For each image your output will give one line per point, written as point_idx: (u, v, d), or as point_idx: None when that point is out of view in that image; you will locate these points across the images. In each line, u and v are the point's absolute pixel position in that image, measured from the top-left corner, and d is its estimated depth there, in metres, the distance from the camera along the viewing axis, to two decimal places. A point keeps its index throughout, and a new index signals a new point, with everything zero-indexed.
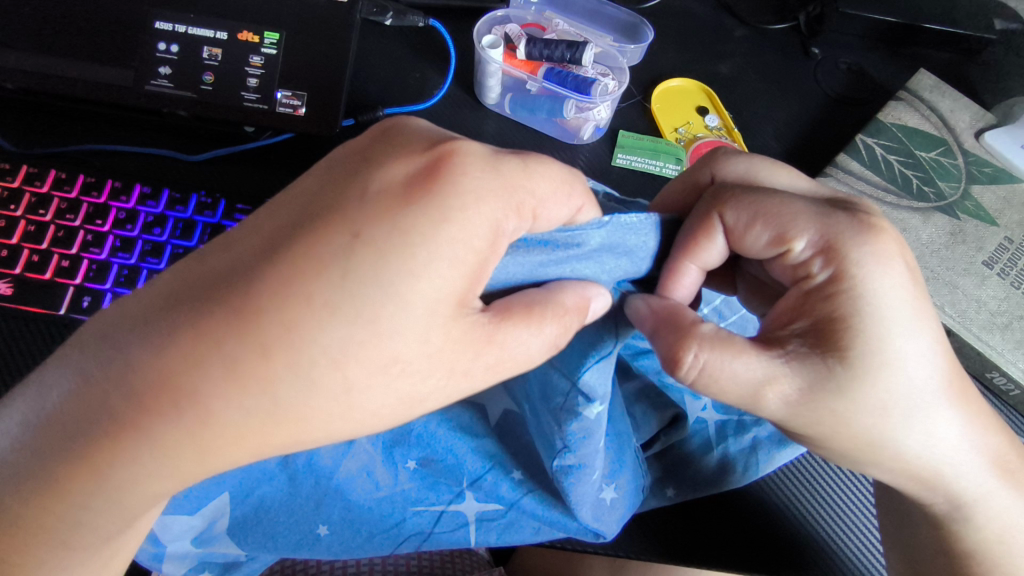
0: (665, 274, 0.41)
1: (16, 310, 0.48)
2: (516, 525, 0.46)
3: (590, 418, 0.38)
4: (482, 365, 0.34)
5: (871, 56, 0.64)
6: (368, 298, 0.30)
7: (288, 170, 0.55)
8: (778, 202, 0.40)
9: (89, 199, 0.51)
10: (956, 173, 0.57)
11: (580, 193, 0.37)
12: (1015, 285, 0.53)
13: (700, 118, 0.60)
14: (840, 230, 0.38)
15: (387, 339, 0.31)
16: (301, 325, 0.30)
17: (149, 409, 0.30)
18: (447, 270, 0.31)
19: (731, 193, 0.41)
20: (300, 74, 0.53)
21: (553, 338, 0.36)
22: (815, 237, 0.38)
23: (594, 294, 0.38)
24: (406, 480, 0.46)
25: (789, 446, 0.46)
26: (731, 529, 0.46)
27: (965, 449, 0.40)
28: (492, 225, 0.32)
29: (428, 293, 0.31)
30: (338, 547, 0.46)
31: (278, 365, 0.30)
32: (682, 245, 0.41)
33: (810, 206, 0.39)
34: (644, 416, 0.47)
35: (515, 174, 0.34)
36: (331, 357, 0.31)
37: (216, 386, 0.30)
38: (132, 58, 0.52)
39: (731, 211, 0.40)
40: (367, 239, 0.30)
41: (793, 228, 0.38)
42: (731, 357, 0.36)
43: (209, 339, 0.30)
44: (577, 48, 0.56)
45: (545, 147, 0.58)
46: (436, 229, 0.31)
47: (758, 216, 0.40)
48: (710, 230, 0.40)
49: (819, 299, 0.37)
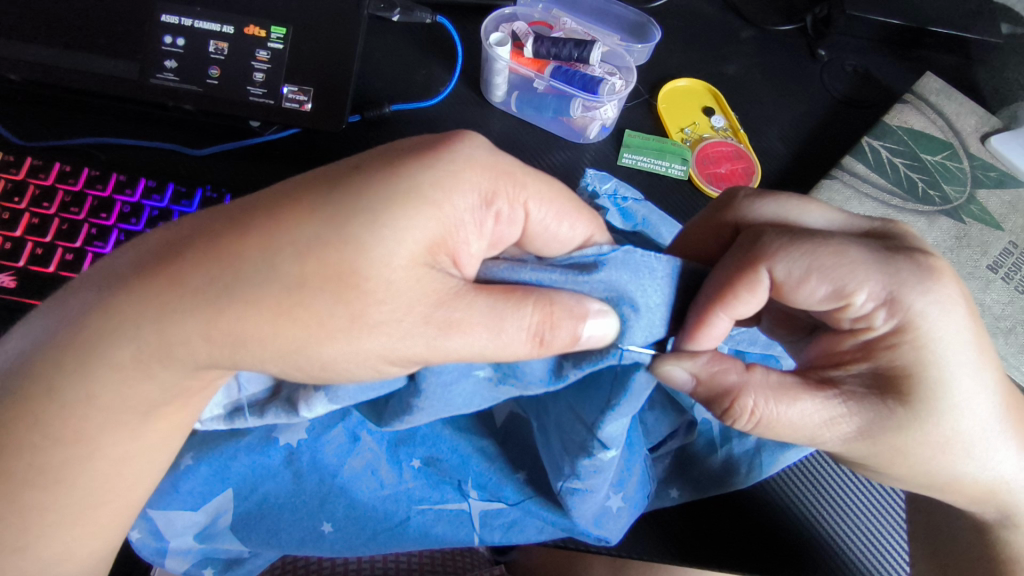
0: (692, 322, 0.38)
1: (18, 302, 0.47)
2: (519, 523, 0.46)
3: (603, 458, 0.38)
4: (437, 317, 0.34)
5: (878, 58, 0.64)
6: (348, 206, 0.33)
7: (294, 164, 0.55)
8: (832, 252, 0.37)
9: (93, 192, 0.51)
10: (961, 177, 0.58)
11: (586, 222, 0.40)
12: (1018, 289, 0.54)
13: (706, 119, 0.60)
14: (901, 282, 0.37)
15: (358, 251, 0.32)
16: (281, 230, 0.32)
17: (142, 300, 0.34)
18: (424, 211, 0.33)
19: (776, 243, 0.38)
20: (307, 68, 0.52)
21: (535, 325, 0.34)
22: (872, 293, 0.37)
23: (595, 311, 0.35)
24: (410, 480, 0.46)
25: (796, 447, 0.45)
26: (739, 531, 0.46)
27: (988, 463, 0.39)
28: (478, 185, 0.36)
29: (413, 223, 0.33)
30: (342, 544, 0.46)
31: (249, 249, 0.32)
32: (715, 293, 0.37)
33: (865, 252, 0.38)
34: (657, 421, 0.46)
35: (519, 171, 0.37)
36: (298, 247, 0.32)
37: (198, 267, 0.33)
38: (137, 50, 0.51)
39: (781, 264, 0.38)
40: (364, 168, 0.35)
41: (851, 282, 0.37)
42: (787, 404, 0.37)
43: (211, 229, 0.34)
44: (585, 47, 0.56)
45: (550, 145, 0.58)
46: (424, 168, 0.34)
47: (813, 270, 0.37)
48: (754, 284, 0.38)
49: (879, 350, 0.37)
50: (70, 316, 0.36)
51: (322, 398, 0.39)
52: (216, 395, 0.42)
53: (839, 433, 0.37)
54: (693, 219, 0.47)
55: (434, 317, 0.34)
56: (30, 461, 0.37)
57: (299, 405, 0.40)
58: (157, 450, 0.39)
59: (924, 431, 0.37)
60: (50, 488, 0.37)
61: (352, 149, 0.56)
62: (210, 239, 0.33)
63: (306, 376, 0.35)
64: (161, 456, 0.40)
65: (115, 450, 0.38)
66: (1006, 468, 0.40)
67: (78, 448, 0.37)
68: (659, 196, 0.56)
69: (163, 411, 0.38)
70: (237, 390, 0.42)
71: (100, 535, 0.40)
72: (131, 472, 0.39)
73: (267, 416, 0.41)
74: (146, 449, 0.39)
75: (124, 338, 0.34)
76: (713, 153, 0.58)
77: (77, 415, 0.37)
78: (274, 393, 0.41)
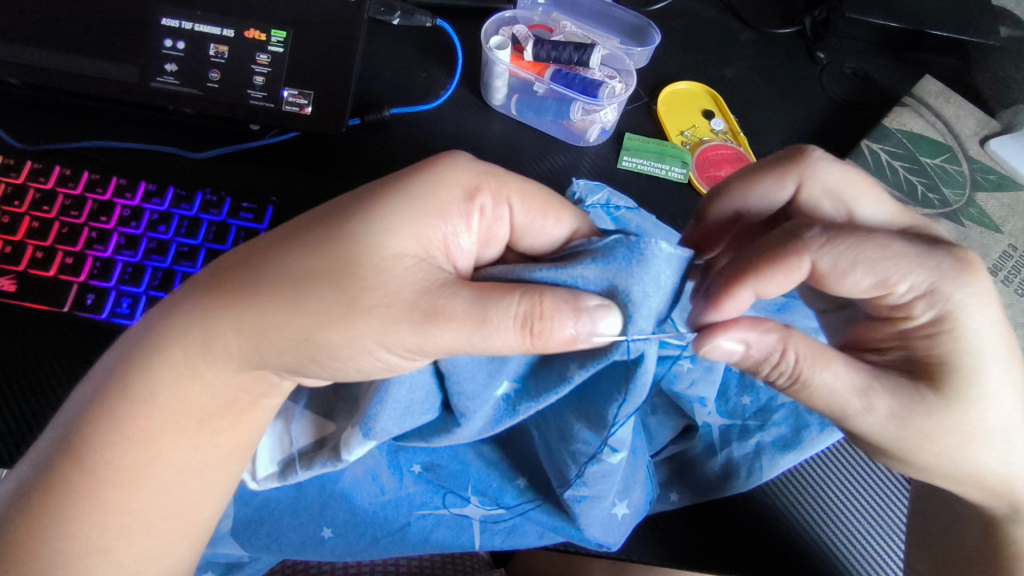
0: (720, 288, 0.38)
1: (15, 306, 0.47)
2: (522, 530, 0.46)
3: (611, 463, 0.39)
4: (423, 304, 0.35)
5: (877, 61, 0.64)
6: (347, 211, 0.37)
7: (298, 166, 0.55)
8: (879, 246, 0.37)
9: (94, 196, 0.51)
10: (961, 180, 0.58)
11: (571, 216, 0.41)
12: (1018, 292, 0.54)
13: (706, 122, 0.60)
14: (943, 274, 0.37)
15: (350, 245, 0.35)
16: (295, 233, 0.37)
17: (188, 299, 0.38)
18: (409, 209, 0.37)
19: (818, 233, 0.38)
20: (306, 72, 0.52)
21: (523, 316, 0.34)
22: (919, 281, 0.37)
23: (597, 308, 0.34)
24: (410, 485, 0.47)
25: (793, 451, 0.46)
26: (741, 538, 0.46)
27: (983, 464, 0.40)
28: (459, 183, 0.39)
29: (399, 219, 0.36)
30: (342, 549, 0.46)
31: (267, 254, 0.37)
32: (751, 266, 0.38)
33: (911, 246, 0.37)
34: (660, 425, 0.47)
35: (501, 171, 0.41)
36: (307, 246, 0.36)
37: (227, 270, 0.38)
38: (137, 53, 0.51)
39: (826, 256, 0.37)
40: (368, 186, 0.39)
41: (896, 274, 0.37)
42: (822, 368, 0.37)
43: (242, 246, 0.39)
44: (585, 50, 0.56)
45: (550, 148, 0.58)
46: (411, 177, 0.38)
47: (861, 262, 0.37)
48: (791, 268, 0.38)
49: (917, 338, 0.38)
50: (132, 333, 0.40)
51: (359, 437, 0.39)
52: (269, 450, 0.45)
53: (876, 409, 0.37)
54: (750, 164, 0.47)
55: (420, 303, 0.35)
56: (83, 466, 0.38)
57: (341, 450, 0.41)
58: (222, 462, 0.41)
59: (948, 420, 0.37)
60: (125, 487, 0.39)
61: (352, 152, 0.56)
62: (240, 256, 0.38)
63: (320, 367, 0.37)
64: (174, 463, 0.40)
65: (180, 456, 0.40)
66: (1004, 467, 0.40)
67: (142, 448, 0.39)
68: (658, 199, 0.56)
69: (219, 423, 0.40)
70: (289, 444, 0.45)
71: (170, 550, 0.41)
72: (194, 486, 0.41)
73: (314, 465, 0.43)
74: (209, 460, 0.41)
75: (175, 336, 0.38)
76: (714, 155, 0.58)
77: (143, 415, 0.39)
78: (320, 445, 0.44)
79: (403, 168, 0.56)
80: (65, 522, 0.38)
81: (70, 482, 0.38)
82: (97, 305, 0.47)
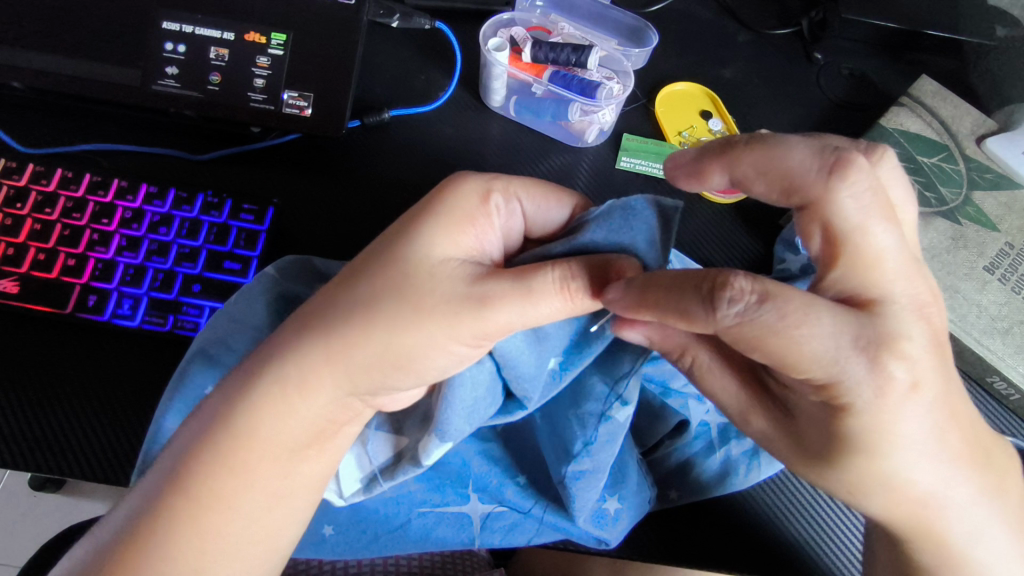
0: (626, 309, 0.35)
1: (18, 307, 0.48)
2: (523, 529, 0.46)
3: (619, 420, 0.40)
4: (474, 292, 0.37)
5: (873, 61, 0.64)
6: (394, 238, 0.39)
7: (299, 168, 0.55)
8: (788, 338, 0.30)
9: (95, 197, 0.51)
10: (957, 179, 0.58)
11: (568, 196, 0.44)
12: (1015, 290, 0.54)
13: (704, 122, 0.60)
14: (845, 373, 0.31)
15: (407, 267, 0.38)
16: (351, 272, 0.39)
17: (274, 336, 0.40)
18: (442, 223, 0.39)
19: (728, 308, 0.31)
20: (306, 75, 0.53)
21: (557, 278, 0.36)
22: (818, 375, 0.32)
23: (617, 259, 0.37)
24: (411, 483, 0.46)
25: None
26: (730, 539, 0.46)
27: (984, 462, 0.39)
28: (471, 189, 0.41)
29: (437, 233, 0.39)
30: (343, 547, 0.46)
31: (337, 290, 0.39)
32: (655, 301, 0.33)
33: (832, 341, 0.31)
34: (652, 423, 0.48)
35: (502, 174, 0.43)
36: (366, 274, 0.38)
37: (305, 306, 0.40)
38: (138, 57, 0.52)
39: (728, 328, 0.31)
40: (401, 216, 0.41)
41: (798, 363, 0.31)
42: (713, 379, 0.39)
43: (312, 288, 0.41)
44: (582, 52, 0.57)
45: (548, 150, 0.58)
46: (431, 197, 0.40)
47: (757, 347, 0.31)
48: (691, 323, 0.32)
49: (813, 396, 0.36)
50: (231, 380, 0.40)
51: (436, 441, 0.40)
52: (352, 470, 0.45)
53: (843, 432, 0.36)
54: (796, 142, 0.34)
55: (473, 291, 0.37)
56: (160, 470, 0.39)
57: (421, 455, 0.41)
58: (308, 491, 0.41)
59: (857, 466, 0.35)
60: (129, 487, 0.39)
61: (353, 155, 0.56)
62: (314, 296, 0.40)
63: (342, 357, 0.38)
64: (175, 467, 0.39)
65: (271, 483, 0.40)
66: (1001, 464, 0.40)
67: (241, 478, 0.39)
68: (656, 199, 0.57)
69: (306, 453, 0.41)
70: (370, 462, 0.44)
71: None
72: None
73: (398, 476, 0.43)
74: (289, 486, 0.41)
75: (267, 374, 0.39)
76: None
77: (246, 449, 0.39)
78: (399, 458, 0.43)
79: (402, 170, 0.56)
80: (169, 548, 0.38)
81: (169, 508, 0.38)
82: (100, 307, 0.48)
